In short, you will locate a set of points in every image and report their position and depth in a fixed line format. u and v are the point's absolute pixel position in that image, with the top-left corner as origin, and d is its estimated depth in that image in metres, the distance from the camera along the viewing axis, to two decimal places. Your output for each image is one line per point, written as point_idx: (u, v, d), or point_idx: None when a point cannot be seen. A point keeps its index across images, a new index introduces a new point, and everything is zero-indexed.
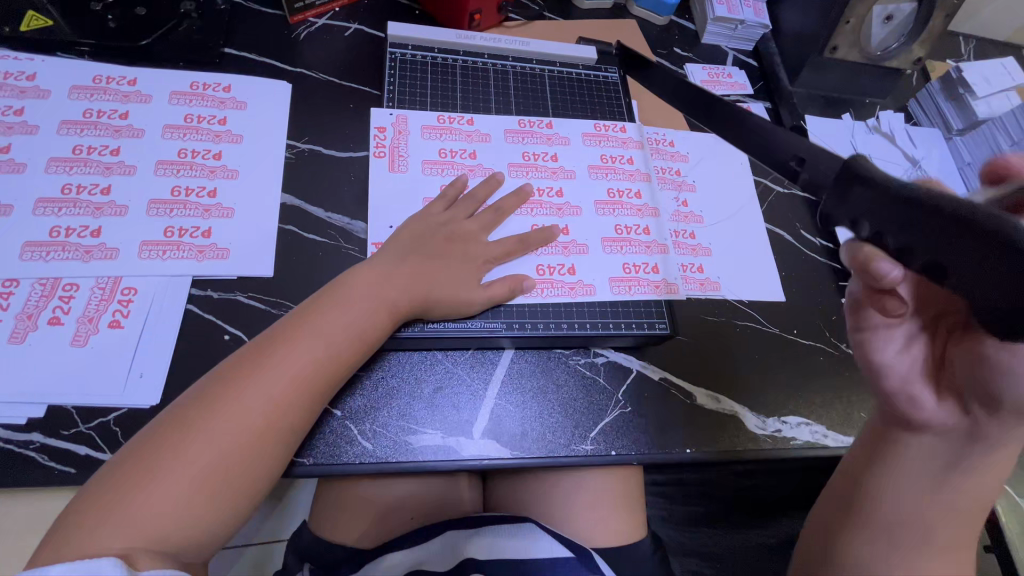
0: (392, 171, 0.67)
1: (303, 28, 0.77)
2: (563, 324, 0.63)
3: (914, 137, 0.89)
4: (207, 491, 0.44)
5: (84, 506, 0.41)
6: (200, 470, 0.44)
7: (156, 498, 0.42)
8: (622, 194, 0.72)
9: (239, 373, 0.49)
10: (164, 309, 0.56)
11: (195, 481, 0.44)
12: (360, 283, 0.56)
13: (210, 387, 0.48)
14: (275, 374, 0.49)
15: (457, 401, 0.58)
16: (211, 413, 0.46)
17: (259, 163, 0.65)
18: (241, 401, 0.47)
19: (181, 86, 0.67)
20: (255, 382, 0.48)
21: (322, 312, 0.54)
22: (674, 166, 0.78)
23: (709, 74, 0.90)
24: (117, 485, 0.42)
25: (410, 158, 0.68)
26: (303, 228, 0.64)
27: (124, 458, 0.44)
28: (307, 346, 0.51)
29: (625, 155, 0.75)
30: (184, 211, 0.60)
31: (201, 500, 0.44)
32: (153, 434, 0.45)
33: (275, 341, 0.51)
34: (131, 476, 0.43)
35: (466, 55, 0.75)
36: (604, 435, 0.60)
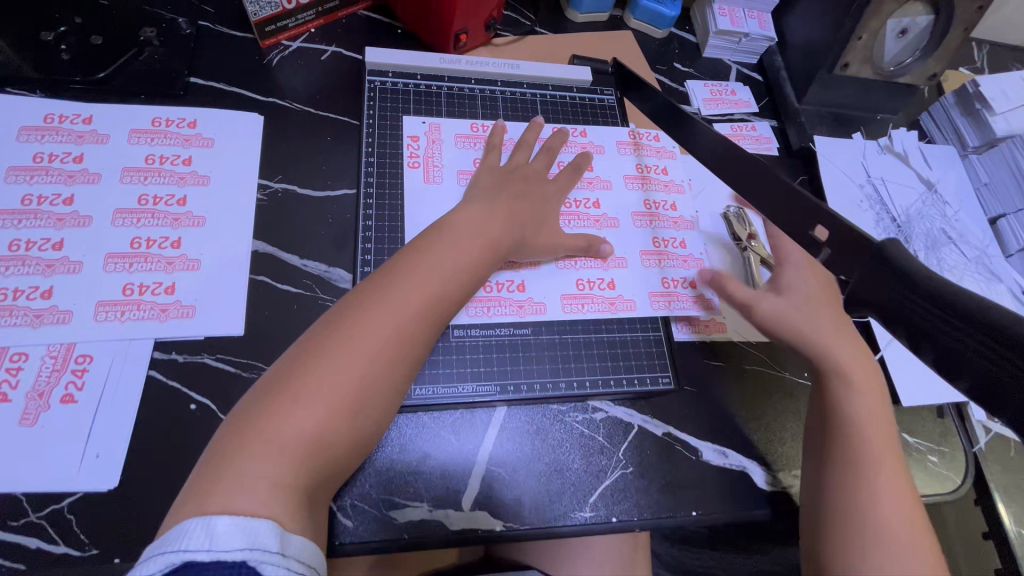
0: (427, 183, 0.64)
1: (276, 53, 0.72)
2: (560, 382, 0.59)
3: (929, 157, 0.84)
4: (344, 423, 0.42)
5: (223, 449, 0.39)
6: (334, 404, 0.42)
7: (297, 429, 0.40)
8: (659, 207, 0.70)
9: (361, 306, 0.47)
10: (123, 377, 0.51)
11: (331, 416, 0.42)
12: (464, 225, 0.55)
13: (334, 321, 0.46)
14: (397, 305, 0.47)
15: (446, 469, 0.54)
16: (339, 346, 0.44)
17: (227, 207, 0.60)
18: (365, 333, 0.45)
19: (141, 123, 0.62)
20: (378, 314, 0.46)
21: (432, 248, 0.52)
22: (670, 199, 0.71)
23: (711, 91, 0.85)
24: (254, 424, 0.40)
25: (445, 168, 0.65)
26: (276, 279, 0.59)
27: (257, 396, 0.42)
28: (423, 278, 0.50)
29: (660, 165, 0.73)
30: (145, 265, 0.55)
31: (338, 433, 0.42)
32: (247, 416, 0.41)
33: (389, 277, 0.49)
34: (270, 410, 0.40)
35: (451, 82, 0.70)
36: (604, 500, 0.56)
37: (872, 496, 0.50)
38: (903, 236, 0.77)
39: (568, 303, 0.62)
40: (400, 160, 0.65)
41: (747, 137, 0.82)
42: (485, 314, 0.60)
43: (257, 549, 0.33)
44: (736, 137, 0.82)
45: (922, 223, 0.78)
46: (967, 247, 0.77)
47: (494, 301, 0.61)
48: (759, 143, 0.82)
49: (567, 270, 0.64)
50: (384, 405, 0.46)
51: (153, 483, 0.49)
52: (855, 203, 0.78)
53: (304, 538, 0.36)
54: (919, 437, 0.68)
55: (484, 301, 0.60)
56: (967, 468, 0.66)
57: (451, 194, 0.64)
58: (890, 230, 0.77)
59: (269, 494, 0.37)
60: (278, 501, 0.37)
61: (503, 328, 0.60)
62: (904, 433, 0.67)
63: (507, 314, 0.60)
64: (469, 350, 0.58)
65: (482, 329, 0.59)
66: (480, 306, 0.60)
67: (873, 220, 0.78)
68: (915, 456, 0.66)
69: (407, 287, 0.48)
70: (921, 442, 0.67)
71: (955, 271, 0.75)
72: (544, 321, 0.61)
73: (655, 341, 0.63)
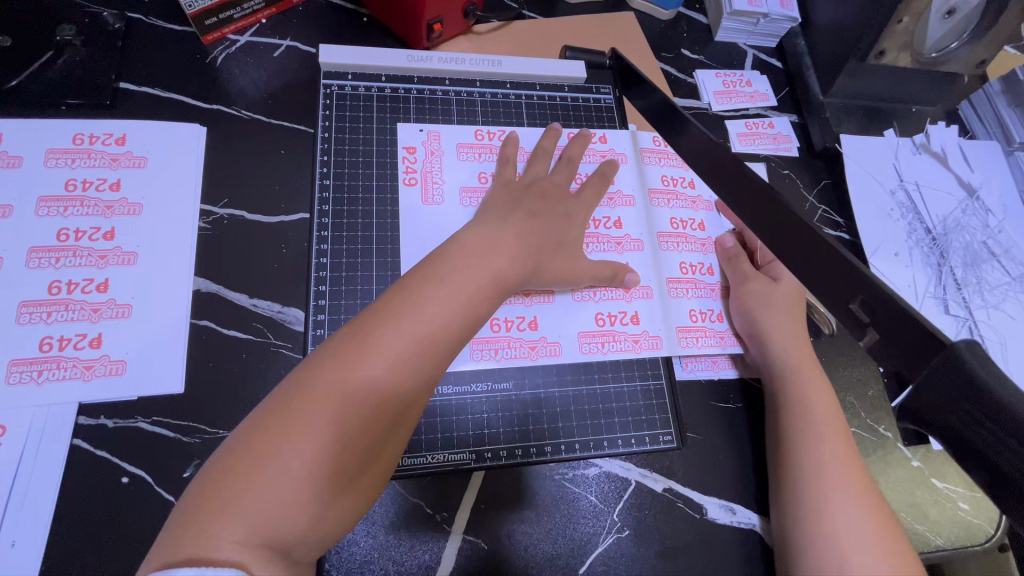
0: (427, 203, 0.56)
1: (220, 49, 0.62)
2: (546, 446, 0.52)
3: (970, 157, 0.74)
4: (317, 501, 0.33)
5: (177, 522, 0.31)
6: (305, 478, 0.33)
7: (258, 504, 0.31)
8: (684, 227, 0.63)
9: (341, 352, 0.37)
10: (43, 449, 0.45)
11: (302, 492, 0.33)
12: (462, 259, 0.45)
13: (311, 367, 0.37)
14: (392, 346, 0.38)
15: (415, 541, 0.48)
16: (314, 402, 0.35)
17: (162, 239, 0.52)
18: (345, 388, 0.36)
19: (60, 142, 0.53)
20: (362, 363, 0.37)
21: (426, 281, 0.42)
22: (696, 217, 0.64)
23: (724, 83, 0.74)
24: (214, 494, 0.32)
25: (446, 184, 0.57)
26: (222, 323, 0.51)
27: (219, 458, 0.34)
28: (415, 318, 0.40)
29: (687, 177, 0.65)
30: (66, 314, 0.48)
31: (306, 514, 0.33)
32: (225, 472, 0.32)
33: (375, 317, 0.40)
34: (232, 478, 0.32)
35: (421, 83, 0.61)
36: (596, 570, 0.49)
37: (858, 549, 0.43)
38: (939, 251, 0.68)
39: (586, 343, 0.55)
40: (396, 176, 0.56)
41: (764, 136, 0.73)
42: (493, 358, 0.53)
43: None
44: (751, 137, 0.72)
45: (960, 236, 0.69)
46: (1011, 263, 0.69)
47: (504, 343, 0.53)
48: (777, 143, 0.73)
49: (584, 302, 0.56)
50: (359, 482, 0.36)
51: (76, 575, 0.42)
52: (884, 212, 0.69)
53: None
54: (952, 481, 0.60)
55: (491, 343, 0.53)
56: (1000, 517, 0.58)
57: (455, 215, 0.56)
58: (924, 243, 0.68)
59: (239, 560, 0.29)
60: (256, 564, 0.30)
61: (510, 374, 0.53)
62: (934, 479, 0.59)
63: (518, 357, 0.53)
64: (449, 413, 0.51)
65: (485, 379, 0.53)
66: (486, 350, 0.53)
67: (904, 232, 0.69)
68: (952, 506, 0.58)
69: (395, 331, 0.38)
70: (953, 488, 0.59)
71: (995, 292, 0.67)
72: (556, 364, 0.54)
73: (655, 391, 0.56)
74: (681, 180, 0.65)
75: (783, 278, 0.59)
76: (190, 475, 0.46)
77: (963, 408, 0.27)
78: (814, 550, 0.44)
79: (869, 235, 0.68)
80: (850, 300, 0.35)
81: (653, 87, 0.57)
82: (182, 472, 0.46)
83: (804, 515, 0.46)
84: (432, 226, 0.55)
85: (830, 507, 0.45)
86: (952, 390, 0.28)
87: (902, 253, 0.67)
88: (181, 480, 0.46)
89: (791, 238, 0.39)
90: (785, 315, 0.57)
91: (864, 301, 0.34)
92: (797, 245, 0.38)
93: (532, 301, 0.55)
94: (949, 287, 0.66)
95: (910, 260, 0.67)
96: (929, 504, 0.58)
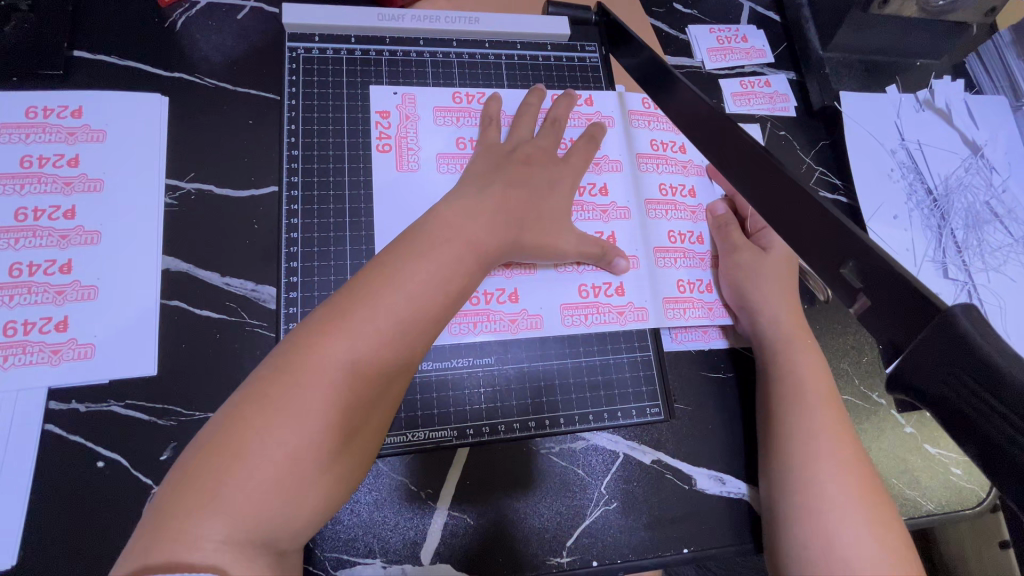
0: (401, 170, 0.53)
1: (179, 12, 0.58)
2: (531, 421, 0.51)
3: (975, 113, 0.71)
4: (292, 494, 0.31)
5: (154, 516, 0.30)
6: (278, 471, 0.31)
7: (237, 494, 0.30)
8: (674, 192, 0.60)
9: (312, 336, 0.36)
10: (15, 435, 0.44)
11: (279, 482, 0.31)
12: (436, 232, 0.43)
13: (284, 353, 0.35)
14: (372, 330, 0.36)
15: (400, 516, 0.47)
16: (289, 387, 0.33)
17: (125, 216, 0.50)
18: (317, 372, 0.34)
19: (13, 116, 0.51)
20: (334, 345, 0.35)
21: (400, 259, 0.40)
22: (686, 183, 0.61)
23: (717, 39, 0.71)
24: (190, 486, 0.30)
25: (422, 151, 0.54)
26: (194, 302, 0.49)
27: (194, 448, 0.32)
28: (389, 297, 0.38)
29: (677, 140, 0.62)
30: (29, 297, 0.46)
31: (289, 502, 0.31)
32: (192, 468, 0.31)
33: (348, 297, 0.38)
34: (210, 467, 0.31)
35: (394, 44, 0.57)
36: (583, 543, 0.49)
37: (843, 520, 0.41)
38: (939, 212, 0.65)
39: (569, 315, 0.54)
40: (368, 144, 0.54)
41: (759, 95, 0.69)
42: (474, 332, 0.51)
43: None
44: (745, 96, 0.69)
45: (961, 195, 0.67)
46: (1014, 224, 0.66)
47: (483, 316, 0.52)
48: (773, 101, 0.69)
49: (569, 274, 0.54)
50: (348, 473, 0.35)
51: (56, 560, 0.42)
52: (883, 172, 0.67)
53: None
54: (945, 446, 0.59)
55: (472, 314, 0.52)
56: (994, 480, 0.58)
57: (432, 184, 0.53)
58: (924, 204, 0.66)
59: (218, 556, 0.29)
60: (233, 555, 0.29)
61: (493, 348, 0.52)
62: (927, 444, 0.58)
63: (500, 330, 0.52)
64: (431, 390, 0.50)
65: (468, 354, 0.51)
66: (466, 322, 0.52)
67: (903, 193, 0.66)
68: (943, 470, 0.58)
69: (369, 312, 0.37)
70: (945, 453, 0.58)
71: (996, 254, 0.65)
72: (540, 338, 0.53)
73: (643, 362, 0.55)
74: (671, 144, 0.62)
75: (772, 246, 0.58)
76: (167, 457, 0.45)
77: (947, 366, 0.26)
78: (803, 519, 0.43)
79: (867, 196, 0.65)
80: (840, 263, 0.33)
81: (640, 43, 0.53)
82: (160, 455, 0.45)
83: (793, 485, 0.45)
84: (408, 196, 0.53)
85: (821, 475, 0.44)
86: (940, 351, 0.26)
87: (900, 217, 0.65)
88: (158, 463, 0.45)
89: (780, 203, 0.37)
90: (777, 283, 0.55)
91: (856, 264, 0.32)
92: (792, 209, 0.36)
93: (514, 273, 0.53)
94: (948, 249, 0.64)
95: (909, 222, 0.65)
96: (921, 468, 0.58)
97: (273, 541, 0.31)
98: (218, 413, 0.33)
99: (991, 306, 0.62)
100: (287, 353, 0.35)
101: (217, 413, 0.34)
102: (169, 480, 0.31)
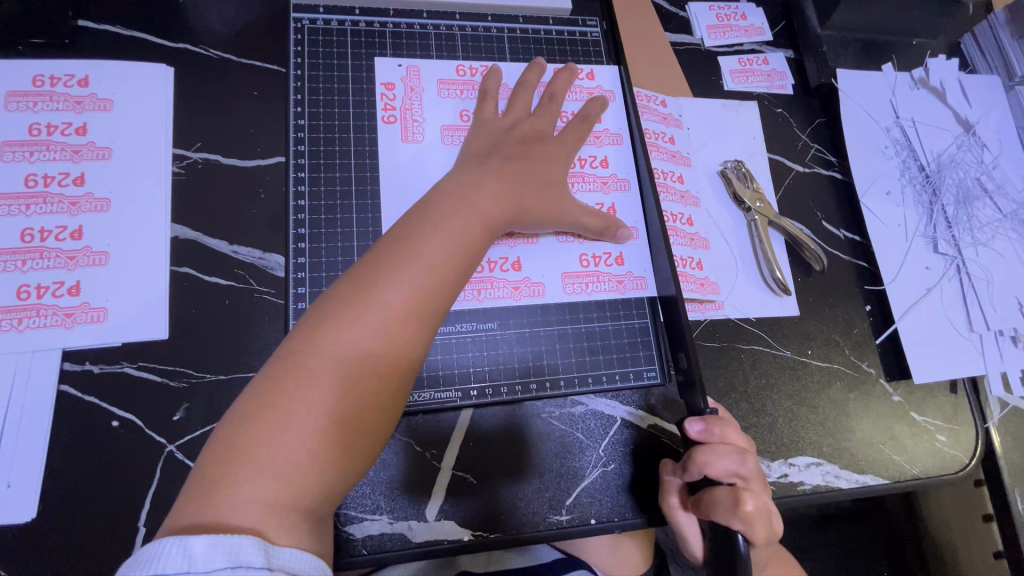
0: (406, 141, 0.54)
1: None
2: (534, 385, 0.53)
3: (969, 92, 0.72)
4: (325, 452, 0.34)
5: (201, 476, 0.32)
6: (311, 430, 0.34)
7: (283, 452, 0.33)
8: (665, 177, 0.62)
9: (336, 308, 0.38)
10: (30, 394, 0.45)
11: (311, 439, 0.34)
12: (446, 207, 0.44)
13: (312, 324, 0.38)
14: (393, 301, 0.38)
15: (407, 474, 0.49)
16: (319, 354, 0.36)
17: (135, 185, 0.51)
18: (351, 339, 0.37)
19: (20, 84, 0.51)
20: (365, 315, 0.37)
21: (419, 232, 0.42)
22: (676, 170, 0.63)
23: (716, 16, 0.71)
24: (230, 445, 0.33)
25: (426, 123, 0.55)
26: (202, 269, 0.51)
27: (239, 413, 0.34)
28: (413, 270, 0.40)
29: (666, 133, 0.64)
30: (41, 262, 0.47)
31: (323, 459, 0.34)
32: (231, 429, 0.34)
33: (369, 270, 0.40)
34: (252, 428, 0.33)
35: (398, 16, 0.58)
36: (583, 502, 0.51)
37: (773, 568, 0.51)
38: (931, 188, 0.67)
39: (570, 284, 0.55)
40: (374, 115, 0.54)
41: (757, 72, 0.70)
42: (477, 299, 0.53)
43: (241, 568, 0.29)
44: (744, 73, 0.70)
45: (954, 172, 0.68)
46: (1003, 200, 0.68)
47: (487, 283, 0.53)
48: (770, 79, 0.70)
49: (570, 244, 0.56)
50: (368, 430, 0.37)
51: (72, 514, 0.43)
52: (877, 149, 0.68)
53: (303, 554, 0.32)
54: (928, 415, 0.61)
55: (476, 282, 0.53)
56: (977, 446, 0.60)
57: (436, 155, 0.54)
58: (916, 181, 0.67)
59: None
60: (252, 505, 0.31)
61: (498, 313, 0.53)
62: (913, 413, 0.61)
63: (503, 297, 0.53)
64: (439, 353, 0.51)
65: (471, 320, 0.53)
66: (471, 289, 0.53)
67: (897, 169, 0.68)
68: (928, 437, 0.60)
69: (391, 282, 0.39)
70: (929, 421, 0.60)
71: (986, 229, 0.66)
72: (542, 305, 0.54)
73: (642, 329, 0.56)
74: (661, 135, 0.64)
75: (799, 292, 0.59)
76: (180, 417, 0.47)
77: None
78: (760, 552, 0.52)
79: (861, 172, 0.67)
80: None
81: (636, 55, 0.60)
82: (172, 415, 0.47)
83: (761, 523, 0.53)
84: (412, 166, 0.54)
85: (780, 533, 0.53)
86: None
87: (893, 193, 0.66)
88: (172, 422, 0.47)
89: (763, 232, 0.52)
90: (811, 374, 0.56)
91: None
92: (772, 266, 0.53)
93: (517, 242, 0.54)
94: (938, 224, 0.66)
95: (901, 198, 0.66)
96: (905, 434, 0.60)
97: (310, 505, 0.33)
98: (253, 381, 0.36)
99: (979, 280, 0.64)
100: (313, 323, 0.38)
101: (252, 381, 0.36)
102: (212, 439, 0.34)
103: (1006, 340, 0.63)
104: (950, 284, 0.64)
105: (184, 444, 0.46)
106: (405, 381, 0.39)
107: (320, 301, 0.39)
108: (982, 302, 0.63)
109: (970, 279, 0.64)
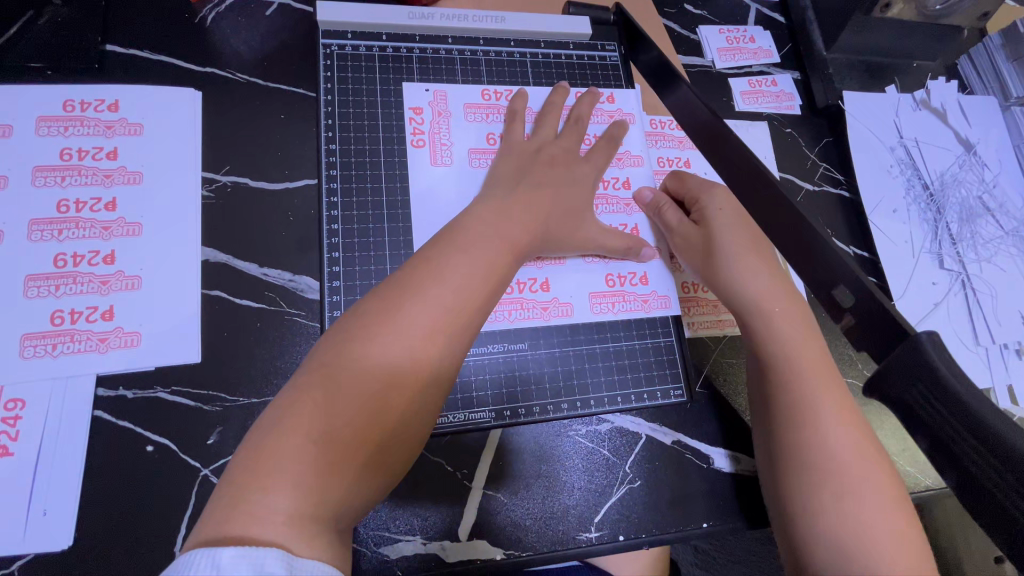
0: (435, 165, 0.55)
1: (209, 9, 0.59)
2: (562, 403, 0.54)
3: (968, 112, 0.75)
4: (346, 470, 0.34)
5: (227, 490, 0.32)
6: (330, 445, 0.34)
7: (302, 465, 0.33)
8: None
9: (365, 327, 0.38)
10: (65, 420, 0.45)
11: (332, 455, 0.34)
12: (479, 229, 0.45)
13: (340, 339, 0.38)
14: (422, 321, 0.39)
15: (438, 496, 0.50)
16: (354, 375, 0.36)
17: (165, 209, 0.51)
18: (381, 359, 0.37)
19: (51, 109, 0.51)
20: (394, 334, 0.38)
21: (450, 252, 0.43)
22: None
23: (727, 39, 0.74)
24: (257, 460, 0.33)
25: (454, 146, 0.56)
26: (234, 293, 0.51)
27: (264, 425, 0.35)
28: (441, 289, 0.40)
29: (683, 158, 0.65)
30: (75, 287, 0.48)
31: (345, 478, 0.34)
32: (258, 443, 0.34)
33: (398, 288, 0.40)
34: (273, 440, 0.33)
35: (424, 42, 0.59)
36: (610, 518, 0.52)
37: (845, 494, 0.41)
38: (936, 206, 0.69)
39: (597, 303, 0.56)
40: (403, 139, 0.55)
41: (767, 94, 0.72)
42: (507, 319, 0.54)
43: None
44: (755, 95, 0.72)
45: (957, 190, 0.70)
46: (1004, 217, 0.70)
47: (516, 304, 0.54)
48: (780, 100, 0.73)
49: (595, 265, 0.57)
50: (393, 451, 0.37)
51: (109, 541, 0.43)
52: (884, 169, 0.70)
53: (323, 565, 0.30)
54: None
55: (506, 303, 0.54)
56: None
57: (464, 177, 0.55)
58: (921, 199, 0.70)
59: (284, 537, 0.30)
60: (303, 536, 0.31)
61: (527, 333, 0.54)
62: None
63: (532, 317, 0.54)
64: (472, 375, 0.52)
65: (501, 341, 0.54)
66: (501, 310, 0.54)
67: (903, 188, 0.70)
68: None
69: (419, 301, 0.39)
70: None
71: (989, 246, 0.69)
72: (569, 324, 0.55)
73: (666, 347, 0.57)
74: (677, 162, 0.65)
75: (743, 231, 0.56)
76: (215, 440, 0.47)
77: (915, 380, 0.35)
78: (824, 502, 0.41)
79: (870, 190, 0.69)
80: (835, 285, 0.43)
81: (679, 81, 0.56)
82: (206, 438, 0.47)
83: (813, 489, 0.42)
84: (439, 189, 0.54)
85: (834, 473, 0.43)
86: (914, 365, 0.36)
87: (900, 211, 0.69)
88: (206, 446, 0.47)
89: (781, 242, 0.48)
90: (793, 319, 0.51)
91: (845, 288, 0.42)
92: (794, 245, 0.47)
93: (544, 264, 0.56)
94: (944, 241, 0.68)
95: (907, 216, 0.69)
96: None
97: (334, 519, 0.33)
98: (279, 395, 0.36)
99: (983, 294, 0.66)
100: (341, 338, 0.38)
101: (279, 395, 0.36)
102: (237, 453, 0.34)
103: (1011, 353, 0.65)
104: (956, 298, 0.66)
105: (218, 467, 0.47)
106: (426, 401, 0.39)
107: (345, 315, 0.40)
108: (986, 317, 0.65)
109: (974, 293, 0.66)
